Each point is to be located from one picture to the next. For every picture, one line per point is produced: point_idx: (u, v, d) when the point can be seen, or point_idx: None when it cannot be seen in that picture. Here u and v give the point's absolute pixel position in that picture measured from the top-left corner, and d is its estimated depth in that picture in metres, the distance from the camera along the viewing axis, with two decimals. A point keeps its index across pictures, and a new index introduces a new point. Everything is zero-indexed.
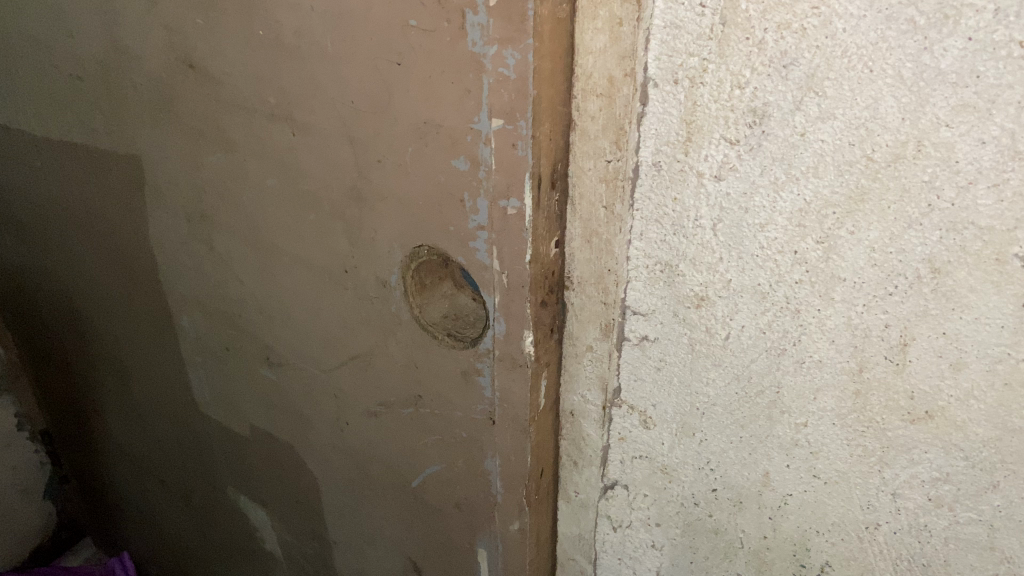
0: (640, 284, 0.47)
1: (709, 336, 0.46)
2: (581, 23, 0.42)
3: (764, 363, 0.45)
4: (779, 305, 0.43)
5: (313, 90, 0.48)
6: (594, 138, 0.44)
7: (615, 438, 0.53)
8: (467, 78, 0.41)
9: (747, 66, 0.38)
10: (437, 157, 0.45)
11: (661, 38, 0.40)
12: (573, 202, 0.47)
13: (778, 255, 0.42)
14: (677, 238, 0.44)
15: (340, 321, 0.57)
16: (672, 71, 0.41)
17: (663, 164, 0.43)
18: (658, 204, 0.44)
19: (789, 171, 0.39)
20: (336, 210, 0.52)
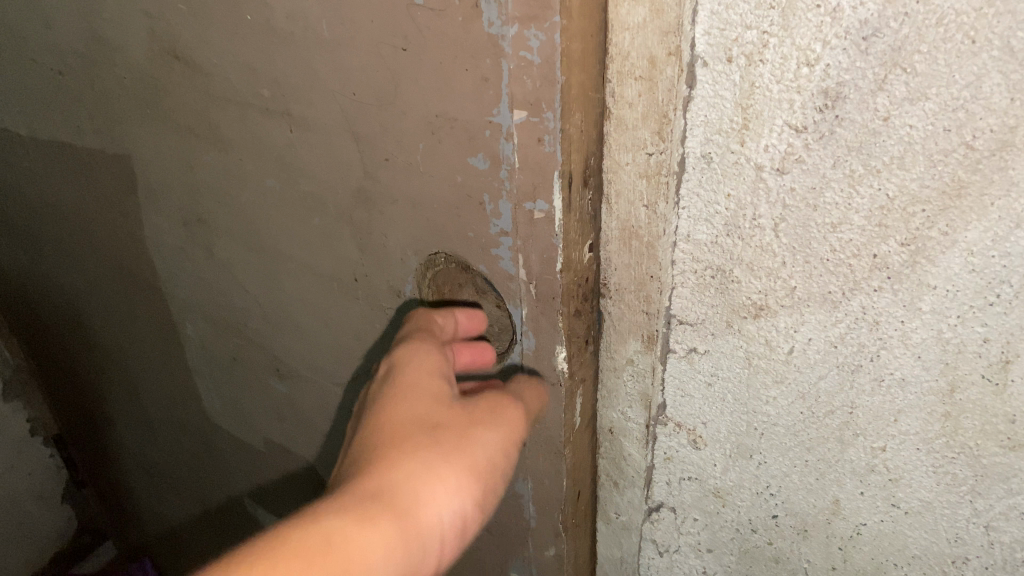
0: (687, 291, 0.41)
1: (770, 350, 0.40)
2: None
3: (834, 382, 0.39)
4: (854, 316, 0.37)
5: (311, 81, 0.42)
6: (633, 128, 0.38)
7: (660, 457, 0.48)
8: (484, 65, 0.35)
9: (818, 39, 0.32)
10: (452, 155, 0.39)
11: (710, 8, 0.34)
12: (609, 200, 0.41)
13: (853, 259, 0.36)
14: (732, 240, 0.39)
15: (352, 333, 0.52)
16: (724, 47, 0.35)
17: (714, 156, 0.37)
18: (708, 201, 0.38)
19: (869, 163, 0.33)
20: (343, 213, 0.46)
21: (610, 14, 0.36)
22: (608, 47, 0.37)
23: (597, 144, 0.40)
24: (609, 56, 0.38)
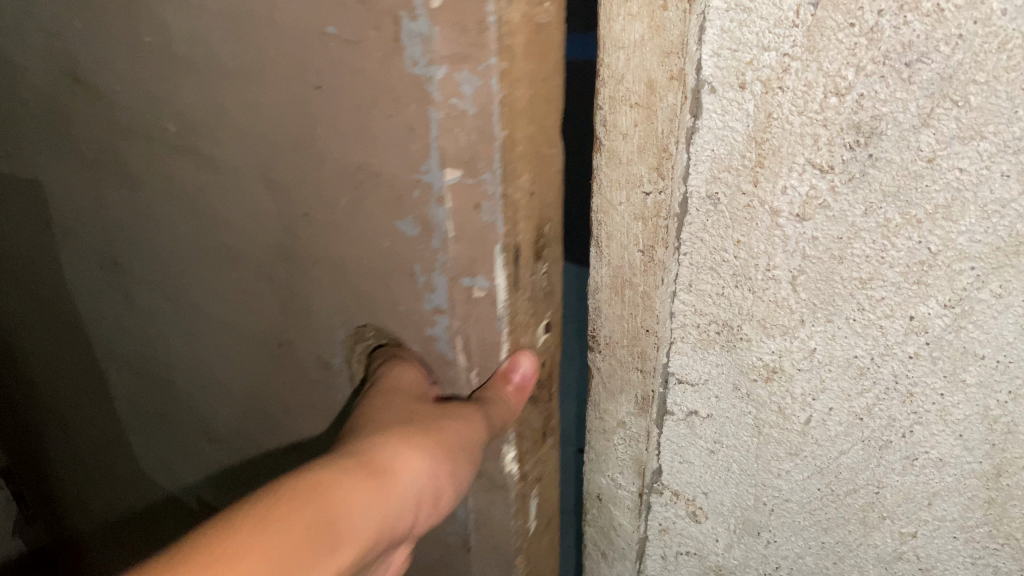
0: (688, 347, 0.36)
1: (783, 418, 0.35)
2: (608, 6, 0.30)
3: (858, 458, 0.34)
4: (884, 385, 0.31)
5: (223, 117, 0.36)
6: (627, 162, 0.33)
7: (655, 528, 0.43)
8: (408, 111, 0.29)
9: (850, 64, 0.27)
10: (378, 213, 0.33)
11: (721, 26, 0.29)
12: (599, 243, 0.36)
13: (885, 320, 0.30)
14: (741, 292, 0.33)
15: (279, 399, 0.45)
16: (737, 71, 0.29)
17: (721, 195, 0.32)
18: (714, 248, 0.33)
19: (908, 212, 0.28)
20: (266, 272, 0.40)
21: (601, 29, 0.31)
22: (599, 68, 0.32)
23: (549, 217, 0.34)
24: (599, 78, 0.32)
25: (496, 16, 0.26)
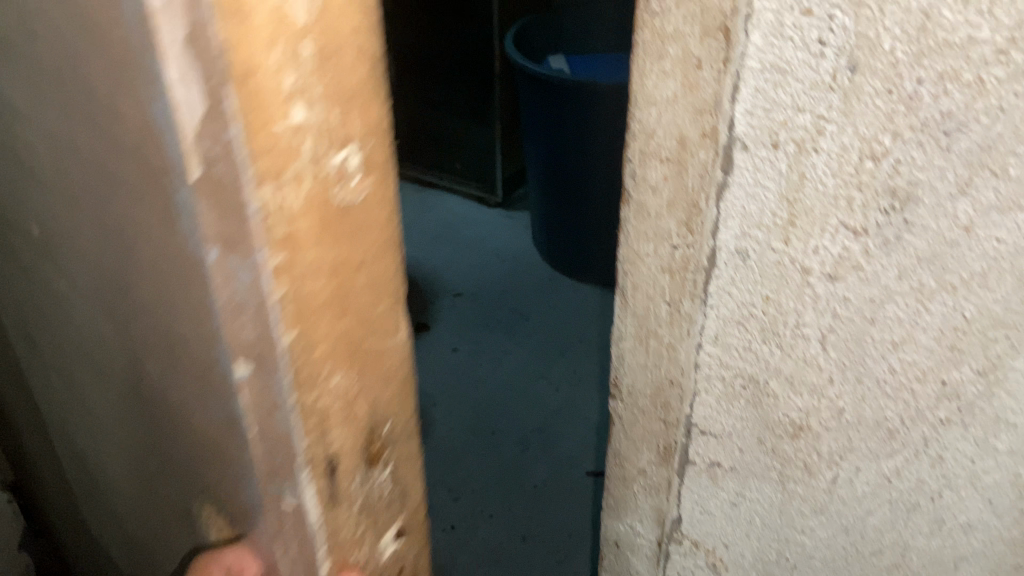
0: (712, 399, 0.37)
1: (807, 475, 0.37)
2: (643, 65, 0.33)
3: (886, 518, 0.36)
4: (913, 452, 0.34)
5: (61, 245, 0.33)
6: (656, 216, 0.36)
7: (673, 572, 0.45)
8: (192, 294, 0.24)
9: (888, 127, 0.28)
10: (188, 385, 0.28)
11: (755, 85, 0.30)
12: (623, 284, 0.39)
13: (916, 385, 0.32)
14: (768, 347, 0.34)
15: (151, 526, 0.41)
16: (768, 130, 0.30)
17: (750, 249, 0.33)
18: (743, 302, 0.34)
19: (940, 275, 0.30)
20: (121, 401, 0.36)
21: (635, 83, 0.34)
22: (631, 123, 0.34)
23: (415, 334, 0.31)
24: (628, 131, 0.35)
25: (257, 204, 0.21)
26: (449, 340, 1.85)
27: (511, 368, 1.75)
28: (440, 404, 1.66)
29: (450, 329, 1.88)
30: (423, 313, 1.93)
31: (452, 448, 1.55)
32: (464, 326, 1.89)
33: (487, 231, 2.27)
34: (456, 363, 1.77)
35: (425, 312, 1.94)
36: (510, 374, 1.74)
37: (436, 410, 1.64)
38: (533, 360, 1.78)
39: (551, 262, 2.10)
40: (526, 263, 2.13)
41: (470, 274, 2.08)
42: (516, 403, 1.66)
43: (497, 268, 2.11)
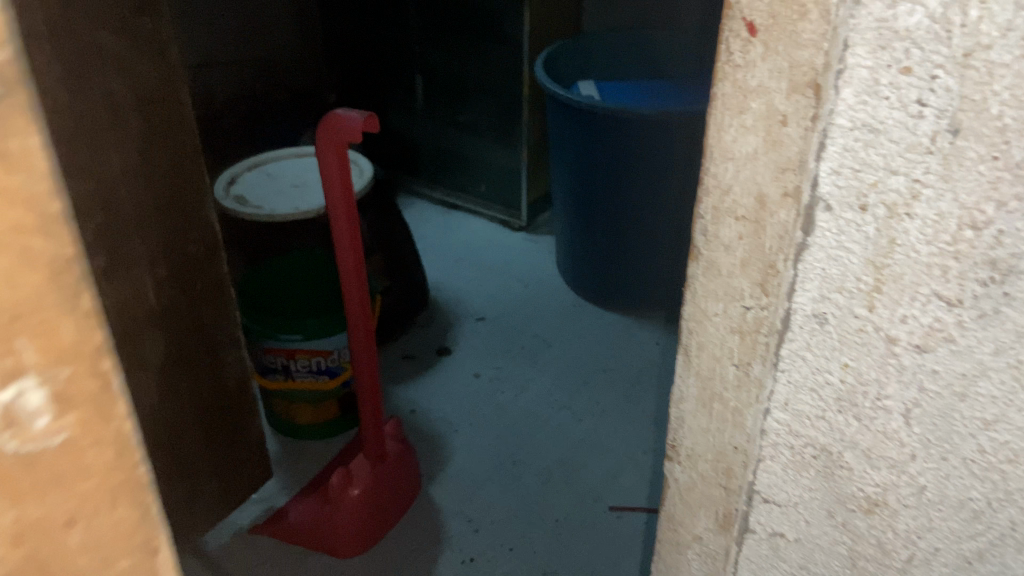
0: (797, 387, 0.48)
1: (882, 442, 0.46)
2: (724, 120, 0.45)
3: (981, 484, 0.44)
4: (998, 435, 0.42)
5: None
6: (739, 249, 0.48)
7: (753, 508, 0.55)
8: None
9: (984, 184, 0.37)
10: None
11: (845, 144, 0.40)
12: (694, 294, 0.52)
13: (1000, 373, 0.40)
14: (852, 347, 0.44)
15: None
16: (859, 192, 0.41)
17: (835, 276, 0.43)
18: (840, 319, 0.44)
19: (1011, 294, 0.39)
20: None
21: (710, 140, 0.46)
22: (702, 174, 0.48)
23: (142, 519, 0.34)
24: (704, 179, 0.48)
25: None
26: (471, 366, 1.83)
27: (534, 397, 1.73)
28: (463, 430, 1.64)
29: (473, 355, 1.86)
30: (445, 339, 1.92)
31: (475, 476, 1.53)
32: (486, 353, 1.87)
33: (511, 256, 2.26)
34: (478, 389, 1.76)
35: (448, 338, 1.92)
36: (532, 403, 1.72)
37: (458, 436, 1.62)
38: (556, 389, 1.76)
39: (577, 289, 2.08)
40: (549, 290, 2.11)
41: (493, 300, 2.07)
42: (539, 432, 1.64)
43: (521, 294, 2.10)
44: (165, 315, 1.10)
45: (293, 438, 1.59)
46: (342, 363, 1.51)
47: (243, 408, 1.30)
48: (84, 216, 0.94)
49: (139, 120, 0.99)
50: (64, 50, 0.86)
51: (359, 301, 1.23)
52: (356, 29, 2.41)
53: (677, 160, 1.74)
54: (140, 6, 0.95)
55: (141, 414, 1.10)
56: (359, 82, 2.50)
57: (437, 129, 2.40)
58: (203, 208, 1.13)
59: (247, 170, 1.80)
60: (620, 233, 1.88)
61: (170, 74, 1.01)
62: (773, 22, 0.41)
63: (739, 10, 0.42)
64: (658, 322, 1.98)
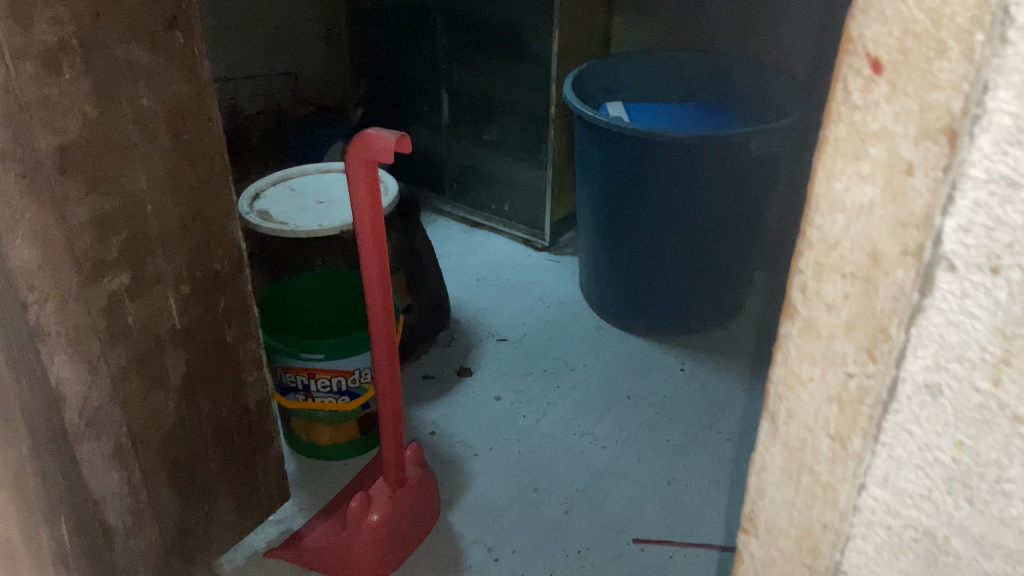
0: (898, 478, 0.38)
1: (999, 537, 0.37)
2: (834, 167, 0.35)
3: None
4: None
5: None
6: (836, 319, 0.37)
7: None
8: None
9: None
10: None
11: (975, 200, 0.31)
12: (788, 360, 0.41)
13: None
14: (968, 434, 0.35)
15: None
16: (988, 255, 0.32)
17: (955, 344, 0.34)
18: (955, 401, 0.35)
19: None
20: None
21: (816, 187, 0.36)
22: (801, 228, 0.38)
23: None
24: (804, 232, 0.38)
25: None
26: (492, 389, 1.79)
27: (556, 421, 1.70)
28: (482, 455, 1.60)
29: (493, 378, 1.83)
30: (466, 360, 1.89)
31: (495, 504, 1.49)
32: (507, 376, 1.83)
33: (534, 277, 2.23)
34: (498, 413, 1.72)
35: (469, 359, 1.89)
36: (554, 428, 1.68)
37: (478, 461, 1.58)
38: (578, 414, 1.72)
39: (600, 312, 2.05)
40: (572, 312, 2.08)
41: (514, 321, 2.03)
42: (560, 458, 1.60)
43: (543, 315, 2.06)
44: (188, 333, 1.08)
45: (311, 459, 1.56)
46: (364, 385, 1.48)
47: (263, 429, 1.27)
48: (107, 233, 0.92)
49: (169, 135, 0.97)
50: (93, 64, 0.85)
51: (384, 324, 1.21)
52: (382, 44, 2.40)
53: (706, 182, 1.69)
54: (174, 20, 0.92)
55: (160, 435, 1.08)
56: (384, 98, 2.48)
57: (462, 146, 2.38)
58: (229, 224, 1.10)
59: (271, 185, 1.79)
60: (646, 256, 1.85)
61: (200, 89, 0.99)
62: (903, 57, 0.31)
63: (862, 42, 0.32)
64: (683, 347, 1.94)
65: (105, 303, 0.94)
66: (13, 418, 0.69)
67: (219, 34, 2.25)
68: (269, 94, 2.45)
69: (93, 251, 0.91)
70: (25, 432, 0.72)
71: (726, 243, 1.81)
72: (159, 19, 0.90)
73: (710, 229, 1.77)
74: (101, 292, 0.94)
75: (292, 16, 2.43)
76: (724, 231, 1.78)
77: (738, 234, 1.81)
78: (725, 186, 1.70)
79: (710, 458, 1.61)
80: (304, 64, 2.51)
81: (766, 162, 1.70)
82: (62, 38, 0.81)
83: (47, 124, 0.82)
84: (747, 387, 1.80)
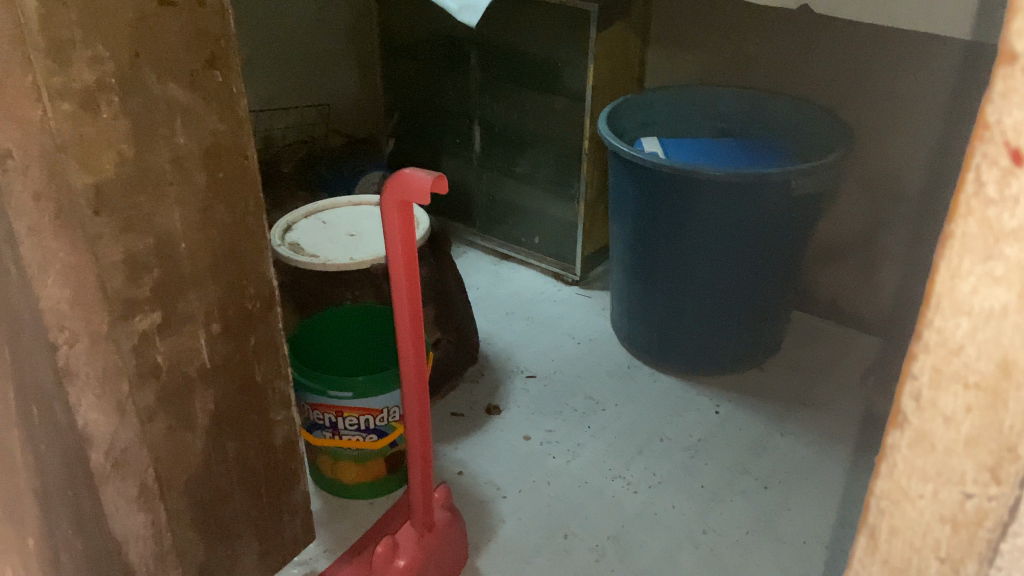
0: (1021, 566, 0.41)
1: None
2: (960, 267, 0.37)
3: None
4: None
5: None
6: (959, 419, 0.39)
7: None
8: None
9: None
10: None
11: None
12: (894, 471, 0.44)
13: None
14: None
15: None
16: None
17: None
18: None
19: None
20: None
21: (938, 286, 0.38)
22: (916, 331, 0.41)
23: None
24: (921, 332, 0.40)
25: None
26: (521, 428, 1.75)
27: (586, 463, 1.65)
28: (511, 497, 1.56)
29: (523, 416, 1.79)
30: (494, 397, 1.85)
31: (522, 549, 1.45)
32: (537, 414, 1.80)
33: (563, 312, 2.19)
34: (528, 453, 1.68)
35: (498, 396, 1.85)
36: (585, 470, 1.64)
37: (506, 504, 1.54)
38: (609, 457, 1.67)
39: (632, 349, 2.00)
40: (602, 349, 2.04)
41: (544, 357, 2.00)
42: (591, 503, 1.55)
43: (573, 352, 2.02)
44: (217, 373, 1.06)
45: (337, 497, 1.53)
46: (392, 423, 1.45)
47: (290, 469, 1.24)
48: (139, 271, 0.91)
49: (204, 173, 0.95)
50: (131, 103, 0.84)
51: (415, 363, 1.18)
52: (416, 75, 2.40)
53: (743, 221, 1.66)
54: (213, 59, 0.91)
55: (185, 475, 1.06)
56: (415, 129, 2.48)
57: (492, 178, 2.36)
58: (262, 262, 1.07)
59: (303, 217, 1.78)
60: (681, 293, 1.81)
61: (237, 127, 0.97)
62: None
63: (1000, 129, 0.34)
64: (717, 387, 1.89)
65: (135, 342, 0.93)
66: (42, 471, 0.68)
67: (255, 65, 2.27)
68: (302, 125, 2.46)
69: (124, 289, 0.90)
70: (50, 488, 0.70)
71: (762, 283, 1.77)
72: (198, 58, 0.89)
73: (746, 268, 1.74)
74: (131, 331, 0.92)
75: (327, 48, 2.45)
76: (760, 270, 1.74)
77: (774, 273, 1.76)
78: (762, 225, 1.67)
79: (746, 506, 1.55)
80: (338, 95, 2.52)
81: (804, 201, 1.66)
82: (101, 77, 0.80)
83: (81, 162, 0.82)
84: (784, 431, 1.74)
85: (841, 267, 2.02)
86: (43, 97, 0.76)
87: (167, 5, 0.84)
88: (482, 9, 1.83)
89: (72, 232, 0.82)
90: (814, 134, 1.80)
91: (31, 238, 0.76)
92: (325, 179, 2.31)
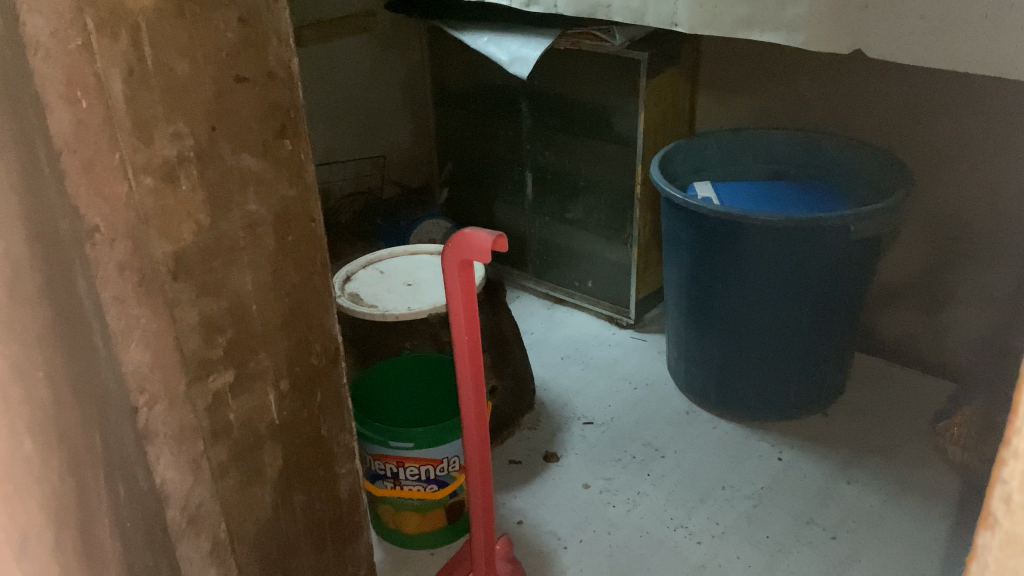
0: None
1: None
2: None
3: None
4: None
5: None
6: None
7: None
8: None
9: None
10: None
11: None
12: (984, 572, 0.37)
13: None
14: None
15: None
16: None
17: None
18: None
19: None
20: None
21: None
22: (1004, 436, 0.35)
23: None
24: (1009, 440, 0.35)
25: None
26: (579, 475, 1.75)
27: (646, 513, 1.64)
28: (572, 548, 1.55)
29: (582, 463, 1.78)
30: (552, 444, 1.85)
31: None
32: (595, 462, 1.79)
33: (618, 356, 2.19)
34: (588, 502, 1.67)
35: (555, 444, 1.85)
36: (645, 519, 1.62)
37: (567, 554, 1.54)
38: (670, 506, 1.66)
39: (690, 394, 1.98)
40: (659, 394, 2.02)
41: (601, 403, 1.99)
42: (652, 554, 1.54)
43: (629, 397, 2.02)
44: (286, 430, 1.07)
45: (398, 547, 1.54)
46: (452, 473, 1.46)
47: (354, 521, 1.25)
48: (212, 333, 0.93)
49: (274, 237, 0.96)
50: (208, 174, 0.86)
51: (475, 416, 1.19)
52: (468, 126, 2.45)
53: (800, 268, 1.65)
54: (283, 129, 0.92)
55: (255, 530, 1.08)
56: (469, 178, 2.53)
57: (545, 223, 2.38)
58: (328, 320, 1.08)
59: (361, 268, 1.83)
60: (740, 339, 1.79)
61: (307, 192, 0.98)
62: None
63: None
64: (779, 433, 1.86)
65: (208, 402, 0.96)
66: (125, 532, 0.69)
67: (316, 121, 2.35)
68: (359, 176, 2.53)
69: (200, 350, 0.93)
70: (133, 549, 0.72)
71: (823, 327, 1.74)
72: (270, 128, 0.91)
73: (807, 312, 1.71)
74: (205, 391, 0.95)
75: (382, 102, 2.53)
76: (820, 314, 1.72)
77: (836, 318, 1.74)
78: (820, 271, 1.65)
79: (813, 557, 1.52)
80: (392, 146, 2.60)
81: (864, 245, 1.64)
82: (181, 152, 0.83)
83: (162, 232, 0.85)
84: (850, 479, 1.70)
85: (902, 307, 1.98)
86: (128, 174, 0.80)
87: (242, 81, 0.86)
88: (532, 61, 1.87)
89: (151, 299, 0.87)
90: (869, 175, 1.80)
91: (116, 306, 0.84)
92: (381, 229, 2.37)
